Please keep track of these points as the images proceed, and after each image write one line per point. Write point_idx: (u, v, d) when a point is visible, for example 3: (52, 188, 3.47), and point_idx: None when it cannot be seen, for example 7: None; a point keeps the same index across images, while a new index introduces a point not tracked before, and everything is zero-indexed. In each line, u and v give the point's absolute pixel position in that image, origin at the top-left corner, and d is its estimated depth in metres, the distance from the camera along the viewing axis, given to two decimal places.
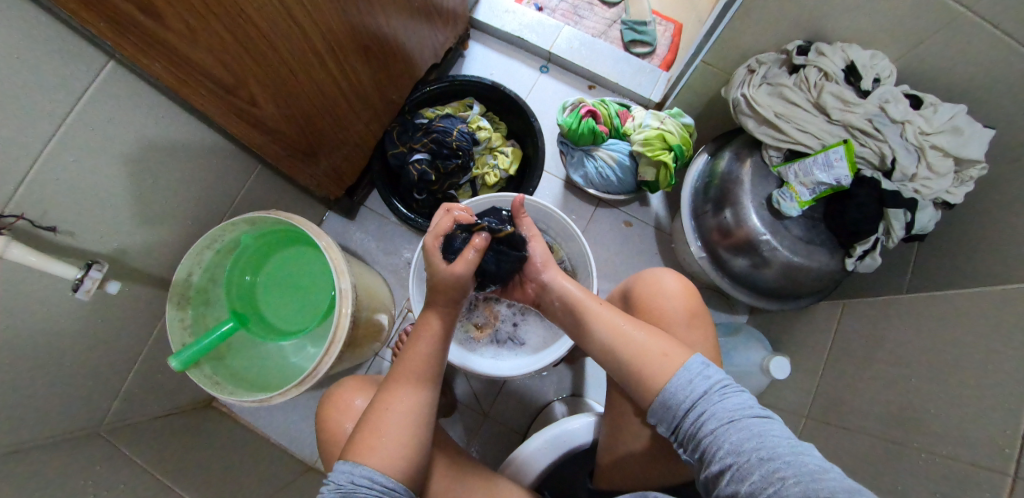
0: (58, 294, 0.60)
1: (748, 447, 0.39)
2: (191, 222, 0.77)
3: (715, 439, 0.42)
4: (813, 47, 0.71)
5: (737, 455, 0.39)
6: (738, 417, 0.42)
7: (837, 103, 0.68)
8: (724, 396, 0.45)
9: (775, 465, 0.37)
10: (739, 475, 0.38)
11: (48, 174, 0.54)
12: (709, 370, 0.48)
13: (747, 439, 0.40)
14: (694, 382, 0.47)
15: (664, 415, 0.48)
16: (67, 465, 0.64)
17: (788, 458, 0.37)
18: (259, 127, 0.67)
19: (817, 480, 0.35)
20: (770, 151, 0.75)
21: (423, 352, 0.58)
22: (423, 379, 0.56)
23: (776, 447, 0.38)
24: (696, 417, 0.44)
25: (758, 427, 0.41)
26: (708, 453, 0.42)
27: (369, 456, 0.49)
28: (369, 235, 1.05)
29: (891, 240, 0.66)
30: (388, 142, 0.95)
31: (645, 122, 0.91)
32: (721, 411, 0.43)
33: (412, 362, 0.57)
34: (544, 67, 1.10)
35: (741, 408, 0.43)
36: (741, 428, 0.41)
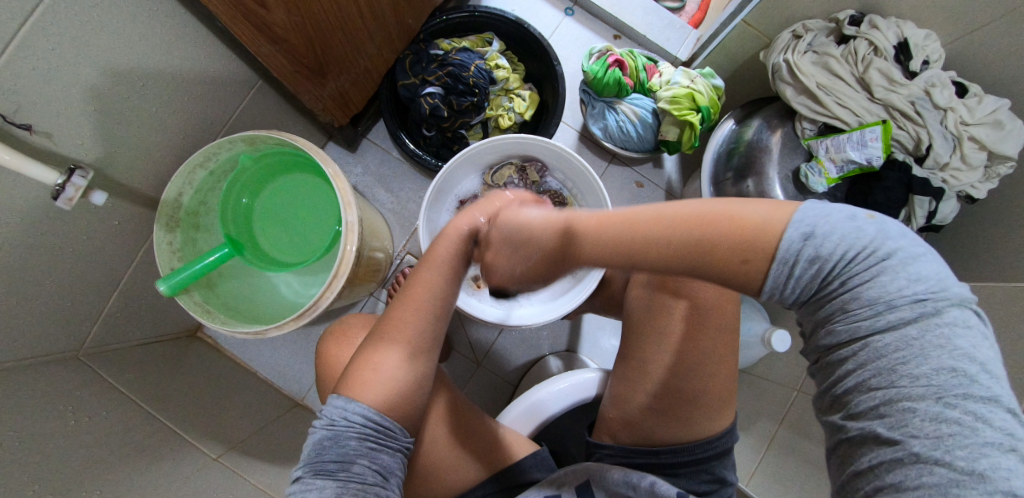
0: (32, 206, 0.53)
1: (900, 378, 0.31)
2: (180, 136, 0.69)
3: (868, 348, 0.33)
4: (866, 18, 0.68)
5: (891, 386, 0.31)
6: (903, 319, 0.32)
7: (883, 81, 0.66)
8: (877, 274, 0.33)
9: (940, 416, 0.29)
10: (878, 411, 0.32)
11: (21, 64, 0.45)
12: (857, 228, 0.34)
13: (902, 364, 0.31)
14: (834, 241, 0.34)
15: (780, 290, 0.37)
16: (47, 389, 0.60)
17: (959, 413, 0.29)
18: (267, 33, 0.60)
19: (982, 451, 0.28)
20: (803, 123, 0.73)
21: (427, 279, 0.54)
22: (426, 311, 0.53)
23: (936, 382, 0.30)
24: (835, 296, 0.34)
25: (922, 337, 0.31)
26: (847, 351, 0.34)
27: (360, 391, 0.47)
28: (370, 170, 0.98)
29: (910, 227, 0.67)
30: (398, 71, 0.88)
31: (673, 79, 0.87)
32: (874, 300, 0.33)
33: (418, 293, 0.54)
34: (569, 10, 1.02)
35: (908, 294, 0.32)
36: (898, 338, 0.32)
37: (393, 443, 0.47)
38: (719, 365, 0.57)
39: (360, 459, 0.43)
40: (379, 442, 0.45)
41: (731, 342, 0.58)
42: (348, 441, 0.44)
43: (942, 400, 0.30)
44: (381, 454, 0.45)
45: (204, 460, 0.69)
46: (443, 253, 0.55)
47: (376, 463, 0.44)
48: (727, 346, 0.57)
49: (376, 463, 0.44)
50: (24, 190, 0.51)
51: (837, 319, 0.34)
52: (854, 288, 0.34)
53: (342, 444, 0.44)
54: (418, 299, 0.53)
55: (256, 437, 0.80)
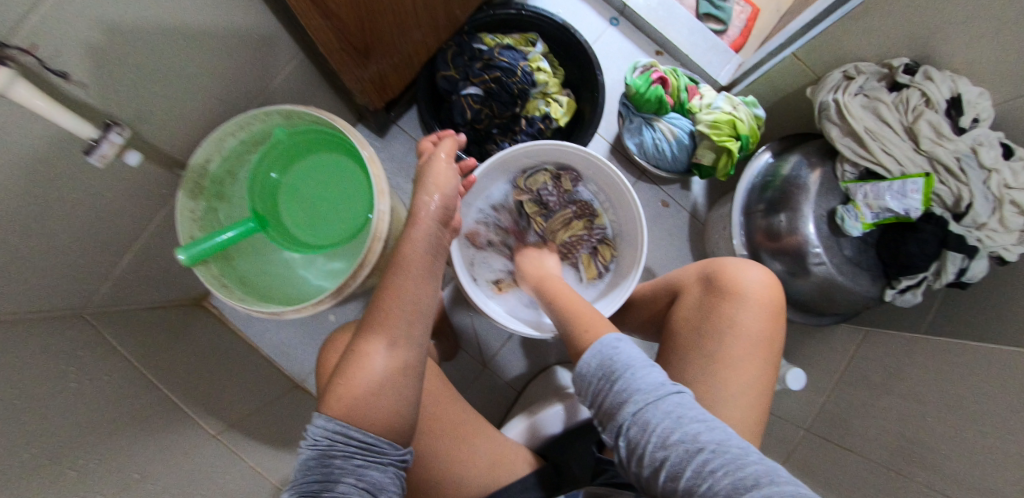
0: (61, 157, 0.51)
1: (672, 437, 0.41)
2: (214, 101, 0.67)
3: (637, 423, 0.44)
4: (921, 69, 0.68)
5: (665, 448, 0.41)
6: (658, 397, 0.44)
7: (930, 134, 0.66)
8: (638, 375, 0.47)
9: (705, 457, 0.39)
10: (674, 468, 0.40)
11: (71, 7, 0.43)
12: (619, 346, 0.51)
13: (668, 428, 0.42)
14: (616, 356, 0.50)
15: (592, 392, 0.50)
16: (50, 344, 0.58)
17: (713, 446, 0.40)
18: (321, 9, 0.58)
19: (739, 471, 0.38)
20: (845, 166, 0.73)
21: (403, 287, 0.50)
22: (401, 316, 0.49)
23: (694, 432, 0.41)
24: (619, 397, 0.46)
25: (675, 406, 0.44)
26: (631, 435, 0.44)
27: (343, 411, 0.44)
28: (396, 157, 0.97)
29: (939, 281, 0.67)
30: (440, 61, 0.87)
31: (714, 103, 0.87)
32: (639, 394, 0.45)
33: (394, 305, 0.49)
34: (614, 19, 1.01)
35: (659, 385, 0.45)
36: (662, 412, 0.43)
37: (382, 458, 0.44)
38: (756, 400, 0.54)
39: (346, 478, 0.42)
40: (366, 459, 0.44)
41: (768, 377, 0.56)
42: (334, 460, 0.42)
43: (700, 448, 0.40)
44: (370, 470, 0.43)
45: (201, 436, 0.67)
46: (417, 246, 0.53)
47: (364, 480, 0.42)
48: (765, 382, 0.55)
49: (365, 481, 0.42)
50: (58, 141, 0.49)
51: (619, 421, 0.45)
52: (623, 391, 0.46)
53: (328, 463, 0.42)
54: (394, 301, 0.49)
55: (254, 416, 0.78)
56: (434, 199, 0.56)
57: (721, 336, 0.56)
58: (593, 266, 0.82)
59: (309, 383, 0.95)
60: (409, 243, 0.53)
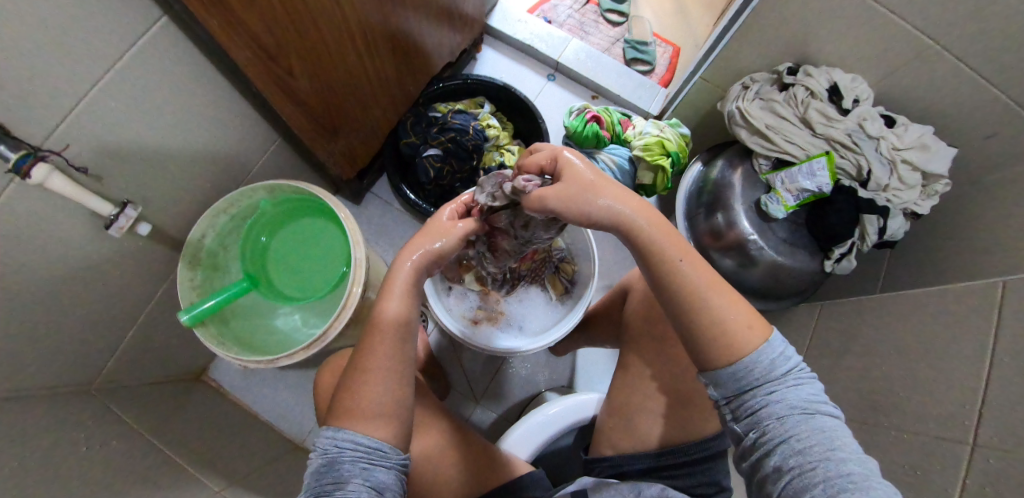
0: (67, 238, 0.60)
1: (815, 450, 0.38)
2: (206, 186, 0.79)
3: (782, 427, 0.41)
4: (801, 69, 0.79)
5: (802, 457, 0.38)
6: (811, 412, 0.41)
7: (821, 119, 0.75)
8: (799, 383, 0.43)
9: (846, 479, 0.36)
10: (801, 476, 0.37)
11: (89, 118, 0.55)
12: (788, 351, 0.46)
13: (814, 440, 0.39)
14: (776, 360, 0.45)
15: (724, 385, 0.46)
16: (54, 416, 0.65)
17: (850, 467, 0.37)
18: (292, 97, 0.71)
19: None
20: (760, 160, 0.81)
21: (393, 308, 0.55)
22: (396, 335, 0.54)
23: (839, 452, 0.38)
24: (762, 395, 0.43)
25: (829, 425, 0.40)
26: (770, 443, 0.41)
27: (347, 421, 0.48)
28: (372, 218, 1.07)
29: (865, 243, 0.73)
30: (402, 131, 1.00)
31: (645, 130, 0.98)
32: (793, 399, 0.42)
33: (383, 323, 0.54)
34: (551, 76, 1.16)
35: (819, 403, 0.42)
36: (812, 423, 0.40)
37: (387, 460, 0.48)
38: None
39: (355, 479, 0.45)
40: (373, 462, 0.47)
41: None
42: (344, 464, 0.46)
43: (838, 471, 0.37)
44: (376, 472, 0.46)
45: (207, 491, 0.70)
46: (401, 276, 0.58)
47: (370, 480, 0.45)
48: None
49: (371, 480, 0.45)
50: (64, 223, 0.59)
51: (759, 419, 0.42)
52: (772, 395, 0.43)
53: (337, 468, 0.45)
54: (386, 322, 0.54)
55: (256, 474, 0.81)
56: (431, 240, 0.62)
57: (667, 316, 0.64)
58: (558, 281, 0.89)
59: (308, 442, 0.97)
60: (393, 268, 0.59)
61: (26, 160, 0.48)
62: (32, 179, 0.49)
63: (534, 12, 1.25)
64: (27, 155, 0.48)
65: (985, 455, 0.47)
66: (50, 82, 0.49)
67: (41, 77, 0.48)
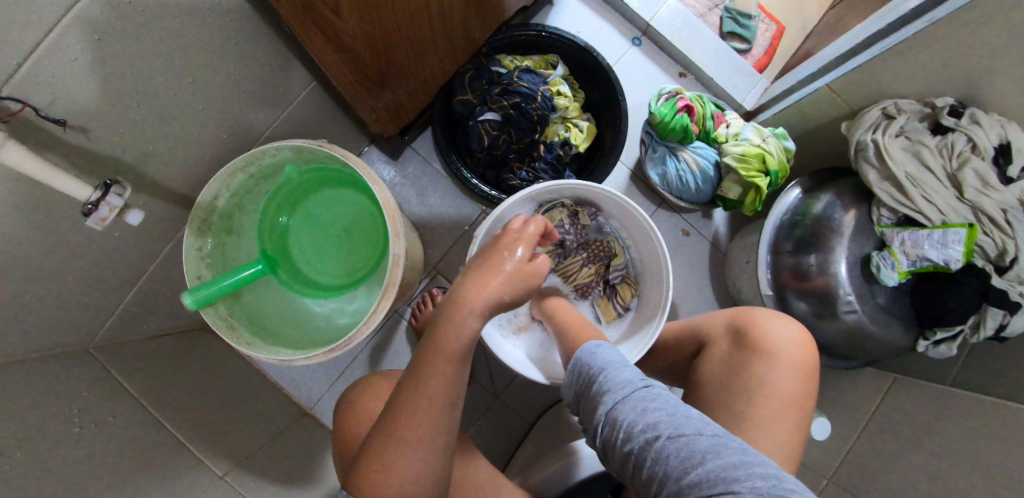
0: (46, 197, 0.48)
1: (635, 428, 0.42)
2: (223, 133, 0.64)
3: (608, 416, 0.44)
4: (967, 111, 0.64)
5: (631, 438, 0.42)
6: (631, 391, 0.45)
7: (976, 183, 0.62)
8: (613, 374, 0.48)
9: (662, 444, 0.40)
10: (637, 456, 0.41)
11: (67, 51, 0.40)
12: (600, 354, 0.51)
13: (636, 419, 0.42)
14: (603, 365, 0.50)
15: (574, 391, 0.52)
16: (50, 385, 0.57)
17: (672, 430, 0.41)
18: (335, 42, 0.55)
19: (692, 452, 0.38)
20: (882, 211, 0.69)
21: (440, 373, 0.44)
22: (439, 410, 0.44)
23: (658, 421, 0.41)
24: (597, 398, 0.47)
25: (643, 402, 0.44)
26: (609, 434, 0.44)
27: (369, 493, 0.42)
28: (408, 180, 0.93)
29: (977, 335, 0.64)
30: (457, 85, 0.84)
31: (743, 135, 0.84)
32: (612, 393, 0.45)
33: (426, 392, 0.43)
34: (637, 39, 0.97)
35: (631, 381, 0.46)
36: (631, 407, 0.44)
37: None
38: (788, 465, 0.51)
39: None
40: None
41: (799, 440, 0.53)
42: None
43: (657, 436, 0.41)
44: None
45: (208, 478, 0.65)
46: (461, 341, 0.45)
47: None
48: (796, 444, 0.53)
49: None
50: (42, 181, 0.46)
51: (596, 418, 0.46)
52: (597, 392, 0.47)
53: None
54: (428, 394, 0.43)
55: (262, 451, 0.76)
56: (504, 289, 0.48)
57: (752, 396, 0.53)
58: (612, 309, 0.79)
59: (318, 410, 0.93)
60: (451, 316, 0.45)
61: None
62: None
63: None
64: None
65: None
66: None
67: None
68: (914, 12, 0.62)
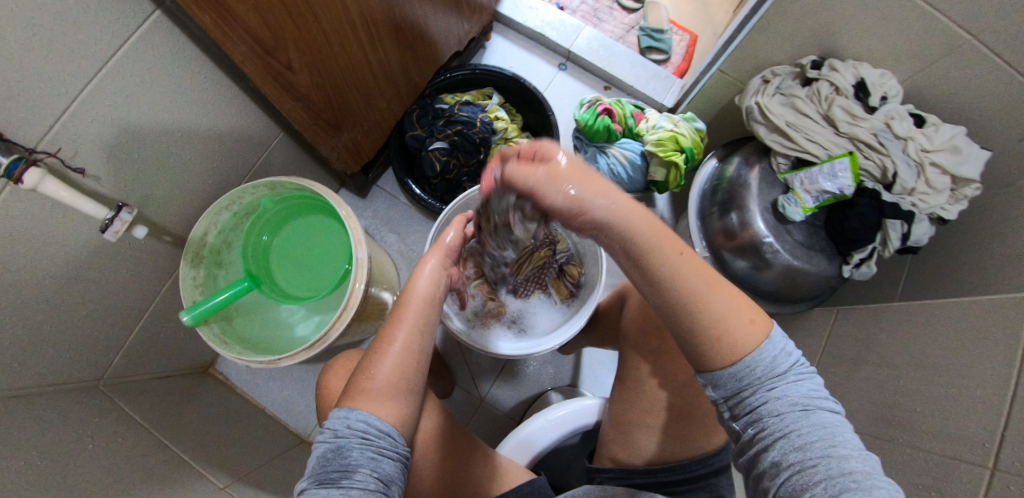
0: (67, 237, 0.60)
1: (816, 449, 0.36)
2: (208, 183, 0.77)
3: (784, 426, 0.38)
4: (826, 62, 0.75)
5: (803, 458, 0.36)
6: (819, 413, 0.38)
7: (846, 118, 0.71)
8: (798, 380, 0.40)
9: (846, 482, 0.33)
10: (802, 475, 0.35)
11: (84, 116, 0.54)
12: (788, 345, 0.42)
13: (820, 439, 0.36)
14: (769, 351, 0.41)
15: (726, 382, 0.42)
16: (58, 412, 0.65)
17: (865, 470, 0.34)
18: (291, 92, 0.69)
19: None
20: (778, 159, 0.78)
21: (414, 305, 0.56)
22: (416, 329, 0.54)
23: (850, 454, 0.35)
24: (764, 392, 0.40)
25: (832, 424, 0.38)
26: (773, 449, 0.37)
27: (361, 405, 0.47)
28: (378, 213, 1.06)
29: (887, 249, 0.70)
30: (407, 123, 0.97)
31: (658, 124, 0.94)
32: (796, 397, 0.39)
33: (404, 317, 0.55)
34: (562, 65, 1.12)
35: (822, 405, 0.39)
36: (818, 423, 0.37)
37: (393, 451, 0.46)
38: None
39: (363, 467, 0.42)
40: (379, 452, 0.45)
41: None
42: (349, 451, 0.44)
43: (839, 472, 0.34)
44: (383, 463, 0.44)
45: (212, 487, 0.71)
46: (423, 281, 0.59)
47: (377, 471, 0.43)
48: None
49: (378, 471, 0.43)
50: (64, 223, 0.59)
51: (756, 419, 0.39)
52: (764, 396, 0.40)
53: (344, 455, 0.43)
54: (406, 317, 0.55)
55: (261, 469, 0.82)
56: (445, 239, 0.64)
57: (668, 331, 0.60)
58: (562, 286, 0.87)
59: (314, 435, 0.98)
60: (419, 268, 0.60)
61: (17, 164, 0.46)
62: (24, 184, 0.47)
63: None
64: (19, 159, 0.46)
65: (1008, 481, 0.45)
66: (38, 79, 0.48)
67: (28, 76, 0.47)
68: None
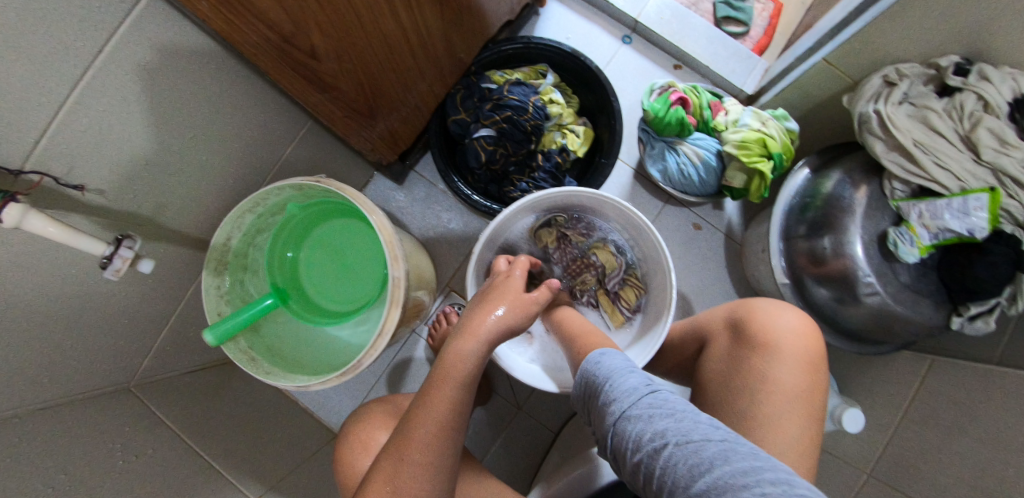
0: (74, 256, 0.53)
1: (641, 433, 0.39)
2: (233, 180, 0.69)
3: (616, 428, 0.41)
4: (975, 67, 0.61)
5: (637, 444, 0.38)
6: (635, 397, 0.42)
7: (993, 142, 0.59)
8: (623, 384, 0.45)
9: (667, 444, 0.36)
10: (645, 463, 0.37)
11: (77, 123, 0.45)
12: (616, 366, 0.49)
13: (644, 425, 0.39)
14: (612, 374, 0.47)
15: (591, 417, 0.47)
16: (89, 423, 0.62)
17: (677, 437, 0.36)
18: (317, 82, 0.58)
19: (701, 455, 0.34)
20: (894, 184, 0.66)
21: (465, 363, 0.49)
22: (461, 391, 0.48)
23: (666, 427, 0.38)
24: (606, 406, 0.44)
25: (651, 404, 0.41)
26: (622, 452, 0.40)
27: None
28: (414, 203, 0.96)
29: (1016, 307, 0.60)
30: (450, 106, 0.86)
31: (742, 120, 0.81)
32: (622, 398, 0.43)
33: (443, 386, 0.48)
34: (626, 37, 0.96)
35: (642, 390, 0.43)
36: (638, 410, 0.41)
37: None
38: (806, 464, 0.50)
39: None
40: None
41: (815, 433, 0.52)
42: None
43: (661, 438, 0.37)
44: None
45: None
46: (484, 330, 0.52)
47: None
48: (815, 439, 0.51)
49: None
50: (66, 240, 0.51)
51: (608, 435, 0.42)
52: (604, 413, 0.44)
53: None
54: (452, 376, 0.48)
55: (291, 475, 0.80)
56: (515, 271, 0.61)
57: (756, 389, 0.53)
58: (619, 312, 0.79)
59: None
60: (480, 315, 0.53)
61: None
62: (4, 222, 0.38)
63: None
64: None
65: None
66: (15, 84, 0.38)
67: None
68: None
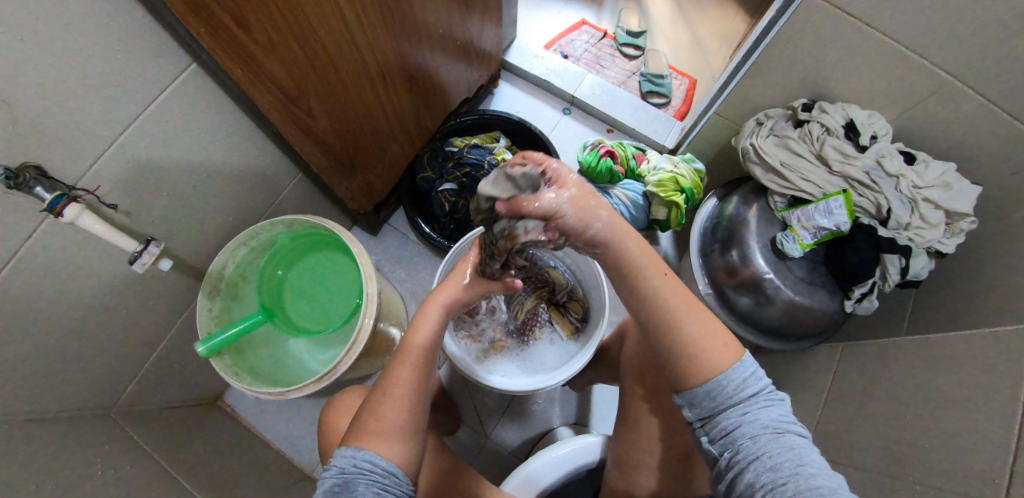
0: (96, 268, 0.64)
1: (785, 466, 0.39)
2: (230, 220, 0.82)
3: (754, 445, 0.42)
4: (816, 104, 0.78)
5: (773, 471, 0.39)
6: (785, 434, 0.42)
7: (838, 156, 0.74)
8: (769, 403, 0.45)
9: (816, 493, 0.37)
10: (773, 492, 0.38)
11: (122, 156, 0.60)
12: (756, 371, 0.47)
13: (792, 457, 0.40)
14: (746, 380, 0.46)
15: (697, 404, 0.47)
16: (73, 434, 0.67)
17: (831, 487, 0.38)
18: (311, 137, 0.73)
19: None
20: (775, 197, 0.81)
21: (428, 320, 0.60)
22: (424, 350, 0.57)
23: (820, 473, 0.39)
24: (738, 415, 0.44)
25: (798, 447, 0.41)
26: (747, 473, 0.41)
27: (369, 440, 0.49)
28: (388, 250, 1.10)
29: (887, 284, 0.70)
30: (418, 166, 1.03)
31: (659, 165, 0.98)
32: (767, 420, 0.43)
33: (411, 344, 0.57)
34: (567, 109, 1.19)
35: (788, 426, 0.43)
36: (786, 444, 0.41)
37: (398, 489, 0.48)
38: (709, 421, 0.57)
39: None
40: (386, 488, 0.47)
41: None
42: (360, 485, 0.46)
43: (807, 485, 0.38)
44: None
45: None
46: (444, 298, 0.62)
47: None
48: None
49: None
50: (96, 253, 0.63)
51: (731, 440, 0.43)
52: (731, 421, 0.44)
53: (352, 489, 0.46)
54: (415, 347, 0.57)
55: None
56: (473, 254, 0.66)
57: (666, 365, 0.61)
58: (567, 322, 0.89)
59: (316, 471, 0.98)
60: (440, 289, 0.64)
61: (59, 200, 0.51)
62: (64, 217, 0.53)
63: (550, 48, 1.28)
64: (61, 195, 0.52)
65: None
66: (86, 123, 0.54)
67: (75, 120, 0.53)
68: (753, 44, 0.76)
